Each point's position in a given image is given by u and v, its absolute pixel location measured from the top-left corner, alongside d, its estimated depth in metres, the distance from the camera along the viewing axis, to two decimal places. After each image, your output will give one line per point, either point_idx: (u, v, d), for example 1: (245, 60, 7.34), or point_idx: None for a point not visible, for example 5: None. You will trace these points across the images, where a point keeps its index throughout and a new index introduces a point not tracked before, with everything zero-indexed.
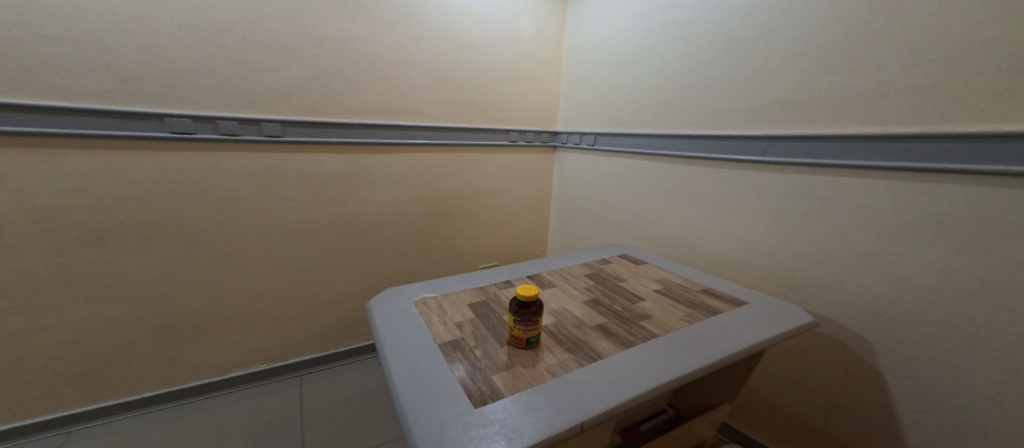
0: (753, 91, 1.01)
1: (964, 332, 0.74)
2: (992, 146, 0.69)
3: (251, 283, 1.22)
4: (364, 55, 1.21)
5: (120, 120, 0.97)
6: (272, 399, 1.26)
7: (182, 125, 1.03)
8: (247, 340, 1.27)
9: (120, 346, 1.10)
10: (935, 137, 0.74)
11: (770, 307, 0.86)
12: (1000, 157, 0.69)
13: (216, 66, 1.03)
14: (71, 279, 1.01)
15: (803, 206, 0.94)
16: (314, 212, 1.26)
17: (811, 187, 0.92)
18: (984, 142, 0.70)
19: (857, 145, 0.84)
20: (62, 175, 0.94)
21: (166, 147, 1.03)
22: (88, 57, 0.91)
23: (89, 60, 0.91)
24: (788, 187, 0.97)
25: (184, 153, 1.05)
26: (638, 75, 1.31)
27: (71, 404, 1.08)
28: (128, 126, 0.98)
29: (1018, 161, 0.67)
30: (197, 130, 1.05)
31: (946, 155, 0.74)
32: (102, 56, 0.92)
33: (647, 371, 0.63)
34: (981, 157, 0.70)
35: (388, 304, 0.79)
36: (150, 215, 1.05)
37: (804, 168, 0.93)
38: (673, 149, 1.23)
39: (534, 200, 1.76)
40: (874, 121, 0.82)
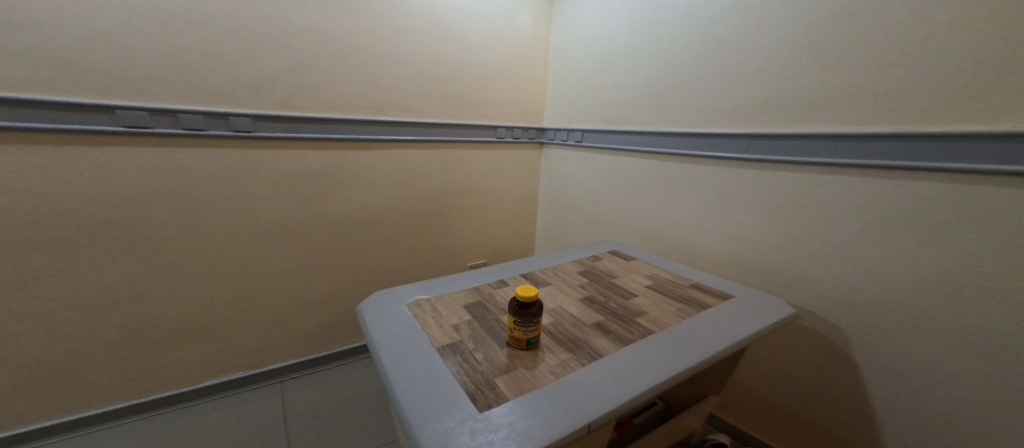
0: (743, 90, 1.03)
1: (930, 320, 0.79)
2: (974, 146, 0.72)
3: (220, 288, 1.15)
4: (345, 49, 1.16)
5: (66, 112, 0.88)
6: (253, 405, 1.21)
7: (136, 118, 0.94)
8: (219, 347, 1.20)
9: (73, 358, 1.01)
10: (902, 137, 0.79)
11: (756, 300, 0.88)
12: (983, 156, 0.71)
13: (180, 55, 0.96)
14: (11, 289, 0.91)
15: (785, 202, 0.98)
16: (292, 210, 1.20)
17: (791, 183, 0.96)
18: (966, 142, 0.73)
19: (833, 143, 0.89)
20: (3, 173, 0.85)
21: (120, 141, 0.94)
22: (27, 43, 0.82)
23: (29, 46, 0.82)
24: (769, 183, 1.00)
25: (143, 148, 0.97)
26: (626, 73, 1.32)
27: (21, 421, 0.99)
28: (76, 118, 0.89)
29: (999, 160, 0.70)
30: (155, 124, 0.97)
31: (911, 152, 0.78)
32: (44, 42, 0.84)
33: (648, 369, 0.64)
34: (965, 156, 0.73)
35: (379, 307, 0.76)
36: (103, 215, 0.96)
37: (786, 166, 0.97)
38: (658, 146, 1.25)
39: (521, 196, 1.75)
40: (853, 120, 0.85)
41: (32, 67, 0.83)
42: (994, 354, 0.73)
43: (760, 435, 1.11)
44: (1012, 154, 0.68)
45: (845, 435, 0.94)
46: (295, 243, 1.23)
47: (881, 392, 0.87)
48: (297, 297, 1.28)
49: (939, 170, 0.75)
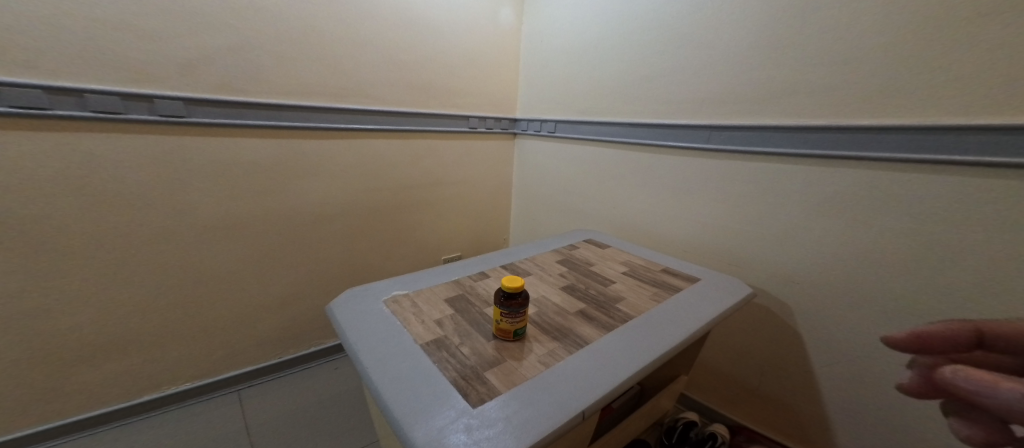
0: (705, 85, 1.07)
1: (868, 293, 0.88)
2: (920, 136, 0.78)
3: (154, 293, 1.02)
4: (299, 29, 1.07)
5: None
6: (205, 418, 1.11)
7: (30, 98, 0.80)
8: (160, 358, 1.07)
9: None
10: (843, 129, 0.86)
11: (720, 282, 0.93)
12: (928, 146, 0.77)
13: (96, 28, 0.83)
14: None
15: (744, 189, 1.04)
16: (240, 204, 1.10)
17: (750, 171, 1.02)
18: (913, 133, 0.79)
19: (785, 133, 0.95)
20: None
21: (11, 125, 0.80)
22: None
23: None
24: (730, 172, 1.06)
25: (44, 134, 0.83)
26: (596, 64, 1.33)
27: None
28: None
29: (937, 150, 0.77)
30: (54, 105, 0.83)
31: (850, 143, 0.86)
32: None
33: (633, 354, 0.66)
34: (912, 146, 0.79)
35: (352, 305, 0.71)
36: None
37: (744, 155, 1.02)
38: (628, 137, 1.27)
39: (493, 187, 1.73)
40: (802, 114, 0.92)
41: None
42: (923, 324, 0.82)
43: (726, 411, 1.19)
44: (941, 143, 0.76)
45: (799, 403, 1.03)
46: (247, 240, 1.13)
47: (827, 361, 0.96)
48: (252, 298, 1.18)
49: (875, 159, 0.83)
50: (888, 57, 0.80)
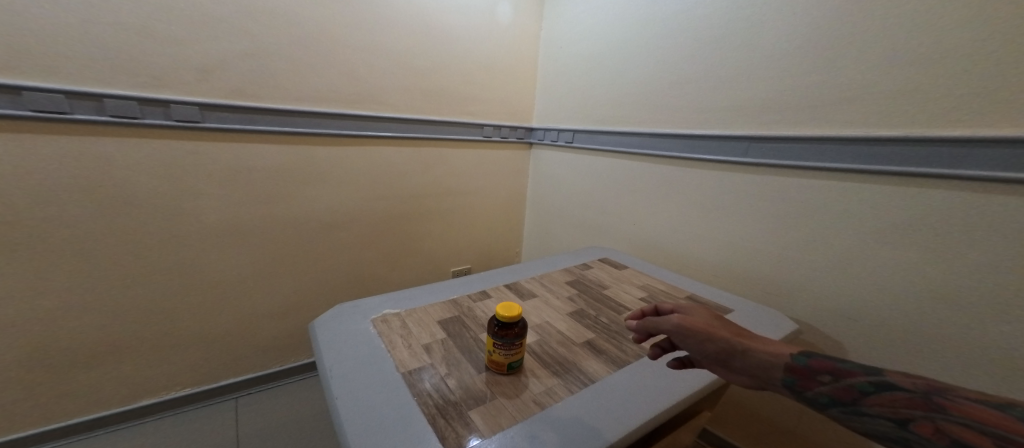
0: (738, 92, 0.97)
1: (939, 339, 0.72)
2: (1011, 151, 0.63)
3: (159, 297, 1.02)
4: (312, 35, 1.06)
5: None
6: (200, 426, 1.08)
7: (51, 103, 0.82)
8: (161, 362, 1.06)
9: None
10: (913, 141, 0.72)
11: (753, 315, 0.81)
12: (1021, 164, 0.63)
13: (113, 34, 0.84)
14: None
15: (782, 209, 0.92)
16: (247, 210, 1.09)
17: (791, 189, 0.90)
18: (1001, 148, 0.64)
19: (837, 146, 0.82)
20: None
21: (27, 129, 0.81)
22: None
23: None
24: (766, 188, 0.94)
25: (60, 137, 0.84)
26: (618, 70, 1.25)
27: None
28: None
29: None
30: (73, 109, 0.84)
31: (918, 159, 0.72)
32: None
33: (647, 398, 0.56)
34: (999, 164, 0.65)
35: (338, 323, 0.66)
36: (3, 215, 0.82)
37: (783, 171, 0.91)
38: (650, 147, 1.18)
39: (507, 198, 1.66)
40: (857, 123, 0.79)
41: None
42: (1007, 382, 0.66)
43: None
44: None
45: None
46: (251, 247, 1.11)
47: None
48: (254, 306, 1.16)
49: (954, 177, 0.68)
50: (976, 56, 0.66)
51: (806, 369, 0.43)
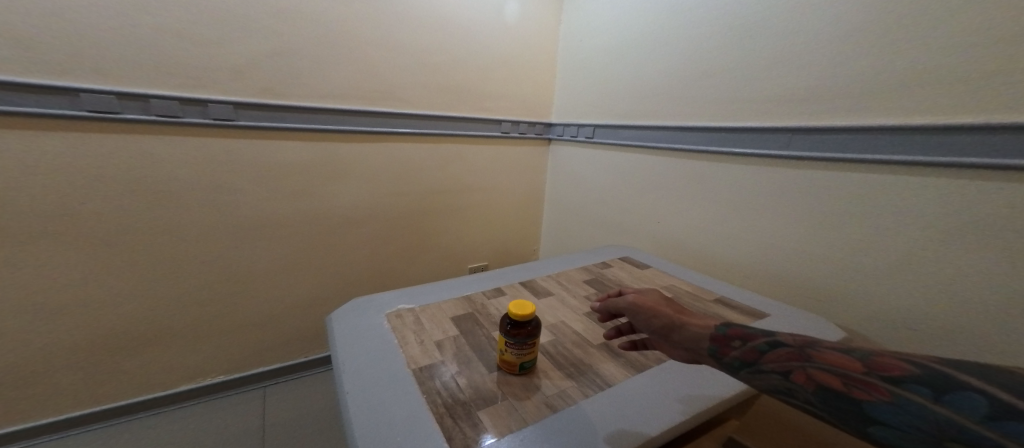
0: (769, 82, 0.90)
1: (1009, 355, 0.63)
2: None
3: (195, 288, 1.07)
4: (334, 33, 1.07)
5: (29, 96, 0.81)
6: (228, 413, 1.12)
7: (103, 103, 0.87)
8: (195, 350, 1.11)
9: (15, 363, 0.91)
10: (990, 128, 0.63)
11: (788, 320, 0.76)
12: None
13: (151, 36, 0.88)
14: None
15: (824, 206, 0.83)
16: (275, 206, 1.12)
17: (835, 185, 0.81)
18: None
19: (893, 136, 0.73)
20: None
21: (80, 127, 0.86)
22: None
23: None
24: (804, 184, 0.86)
25: (107, 135, 0.89)
26: (640, 62, 1.20)
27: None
28: (38, 103, 0.82)
29: None
30: (123, 110, 0.89)
31: (993, 149, 0.63)
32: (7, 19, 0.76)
33: (667, 406, 0.53)
34: None
35: (352, 317, 0.67)
36: (57, 208, 0.87)
37: (825, 164, 0.82)
38: (674, 142, 1.13)
39: (525, 195, 1.64)
40: (917, 111, 0.70)
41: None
42: None
43: None
44: None
45: None
46: (278, 241, 1.15)
47: None
48: (280, 298, 1.20)
49: None
50: None
51: (724, 337, 0.46)
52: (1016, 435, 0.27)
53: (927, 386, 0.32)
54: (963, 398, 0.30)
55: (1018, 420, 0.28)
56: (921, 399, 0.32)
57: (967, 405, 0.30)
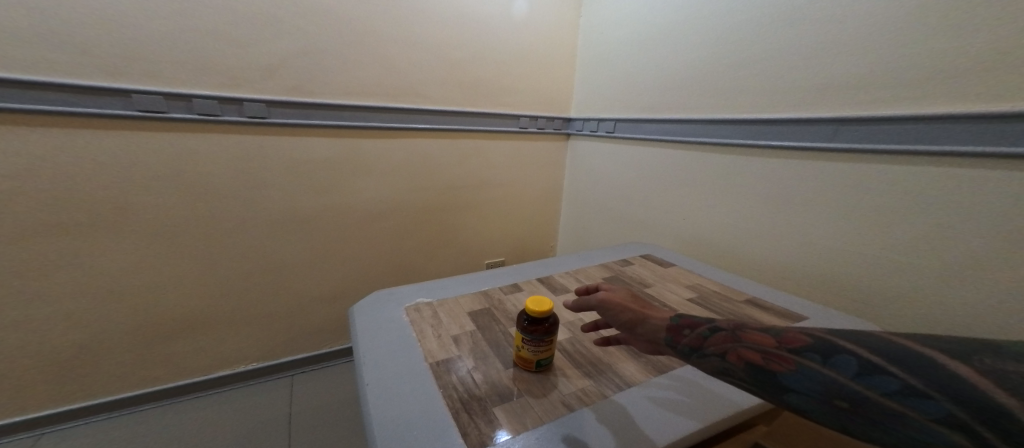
0: (801, 72, 0.84)
1: None
2: None
3: (230, 279, 1.11)
4: (356, 30, 1.08)
5: (84, 96, 0.85)
6: (259, 400, 1.17)
7: (151, 103, 0.91)
8: (229, 338, 1.16)
9: (68, 348, 0.97)
10: None
11: (824, 323, 0.71)
12: None
13: (187, 37, 0.91)
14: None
15: (863, 203, 0.77)
16: (301, 201, 1.15)
17: (878, 178, 0.74)
18: None
19: (947, 126, 0.66)
20: (25, 157, 0.83)
21: (129, 126, 0.91)
22: (44, 22, 0.79)
23: (45, 26, 0.79)
24: (841, 180, 0.79)
25: (153, 133, 0.93)
26: (664, 53, 1.16)
27: (19, 411, 0.96)
28: (92, 103, 0.86)
29: None
30: (169, 109, 0.94)
31: None
32: (63, 22, 0.80)
33: (690, 409, 0.51)
34: None
35: (373, 310, 0.68)
36: (108, 201, 0.93)
37: (866, 155, 0.75)
38: (697, 136, 1.08)
39: (543, 190, 1.63)
40: (973, 97, 0.63)
41: (53, 50, 0.81)
42: None
43: None
44: None
45: None
46: (304, 235, 1.18)
47: None
48: (306, 290, 1.24)
49: None
50: None
51: (676, 327, 0.48)
52: (889, 392, 0.32)
53: (819, 354, 0.36)
54: (843, 360, 0.35)
55: (884, 375, 0.32)
56: (820, 368, 0.35)
57: (850, 367, 0.34)
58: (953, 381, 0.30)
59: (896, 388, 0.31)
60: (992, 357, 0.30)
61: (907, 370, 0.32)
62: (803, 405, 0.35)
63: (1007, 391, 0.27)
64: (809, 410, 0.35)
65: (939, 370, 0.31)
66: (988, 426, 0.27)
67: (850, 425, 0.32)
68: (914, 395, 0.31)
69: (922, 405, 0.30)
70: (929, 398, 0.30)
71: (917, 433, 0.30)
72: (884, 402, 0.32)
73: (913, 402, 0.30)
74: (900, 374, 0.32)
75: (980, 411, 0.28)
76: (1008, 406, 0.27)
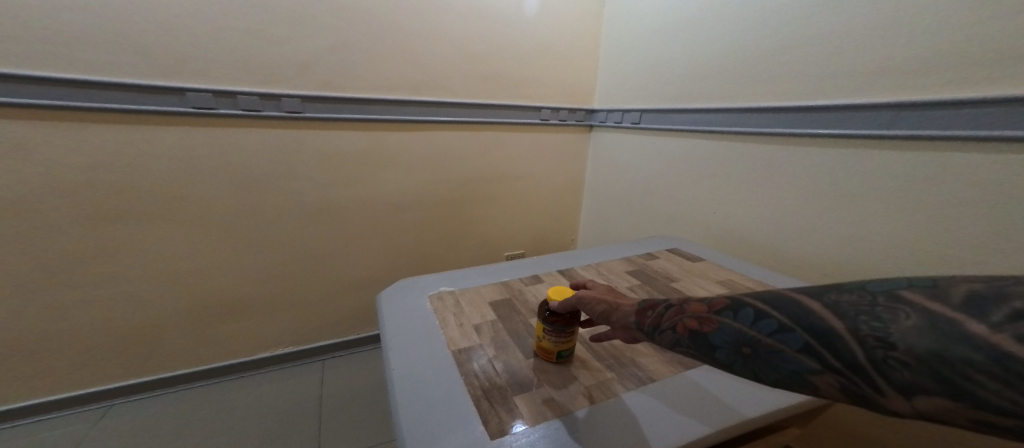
0: (844, 56, 0.79)
1: None
2: None
3: (267, 267, 1.17)
4: (382, 25, 1.10)
5: (140, 94, 0.91)
6: (293, 382, 1.23)
7: (203, 100, 0.97)
8: (265, 323, 1.23)
9: (127, 328, 1.05)
10: None
11: None
12: None
13: (230, 36, 0.95)
14: (69, 260, 0.95)
15: (920, 195, 0.70)
16: (332, 192, 1.19)
17: (940, 167, 0.68)
18: None
19: None
20: (90, 151, 0.90)
21: (181, 121, 0.96)
22: (108, 26, 0.85)
23: (108, 29, 0.85)
24: (896, 169, 0.73)
25: (203, 128, 0.99)
26: (693, 40, 1.11)
27: (85, 384, 1.05)
28: (149, 100, 0.92)
29: None
30: (218, 105, 0.99)
31: None
32: (122, 25, 0.86)
33: (716, 408, 0.49)
34: None
35: (397, 297, 0.69)
36: (163, 192, 0.99)
37: (925, 142, 0.69)
38: (728, 125, 1.04)
39: (565, 183, 1.61)
40: None
41: (115, 52, 0.87)
42: None
43: None
44: None
45: None
46: (334, 225, 1.22)
47: None
48: (336, 279, 1.29)
49: None
50: None
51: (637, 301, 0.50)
52: (769, 331, 0.35)
53: (726, 309, 0.39)
54: (740, 310, 0.38)
55: (766, 317, 0.36)
56: (729, 322, 0.38)
57: (745, 316, 0.37)
58: (810, 316, 0.34)
59: (774, 327, 0.35)
60: (837, 291, 0.34)
61: (777, 309, 0.36)
62: (718, 357, 0.38)
63: (842, 317, 0.32)
64: (722, 361, 0.38)
65: (798, 306, 0.35)
66: (831, 348, 0.32)
67: (749, 368, 0.36)
68: (785, 330, 0.34)
69: (789, 339, 0.34)
70: (793, 332, 0.34)
71: (790, 365, 0.33)
72: (766, 341, 0.35)
73: (784, 337, 0.34)
74: (773, 314, 0.36)
75: (824, 336, 0.32)
76: (842, 330, 0.32)
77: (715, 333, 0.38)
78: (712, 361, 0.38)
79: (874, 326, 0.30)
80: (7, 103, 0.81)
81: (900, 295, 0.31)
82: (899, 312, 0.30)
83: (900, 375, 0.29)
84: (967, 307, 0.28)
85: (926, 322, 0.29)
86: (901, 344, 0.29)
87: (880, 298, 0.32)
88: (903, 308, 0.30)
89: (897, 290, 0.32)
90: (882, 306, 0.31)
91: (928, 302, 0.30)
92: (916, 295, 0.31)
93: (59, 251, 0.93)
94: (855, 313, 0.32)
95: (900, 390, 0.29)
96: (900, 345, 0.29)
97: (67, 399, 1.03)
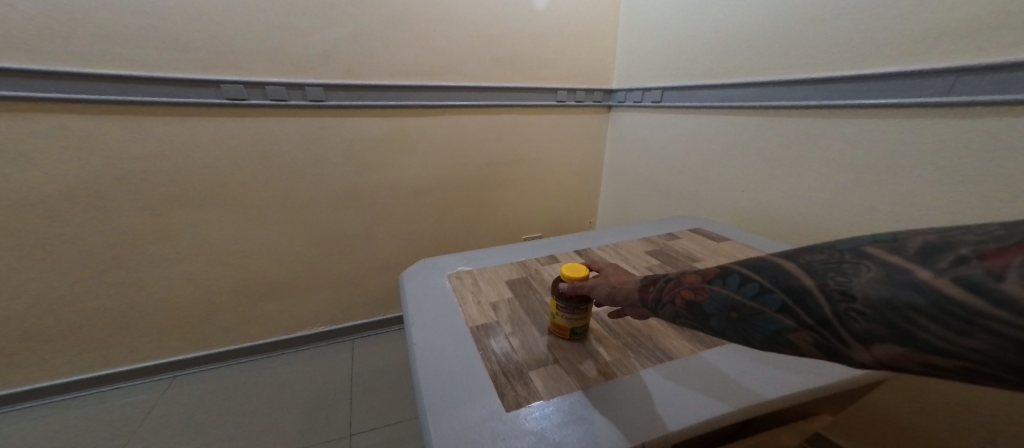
0: (883, 24, 0.73)
1: None
2: None
3: (298, 250, 1.23)
4: (398, 12, 1.10)
5: (179, 88, 0.96)
6: (328, 359, 1.30)
7: (236, 91, 1.01)
8: (299, 304, 1.30)
9: (179, 307, 1.14)
10: None
11: None
12: None
13: (257, 28, 0.98)
14: (128, 244, 1.03)
15: (979, 167, 0.65)
16: (356, 179, 1.23)
17: (1009, 133, 0.62)
18: None
19: None
20: (139, 143, 0.96)
21: (217, 113, 1.01)
22: (148, 23, 0.89)
23: (149, 26, 0.89)
24: (949, 141, 0.68)
25: (237, 119, 1.04)
26: (718, 14, 1.06)
27: (149, 357, 1.15)
28: (187, 93, 0.97)
29: None
30: (249, 96, 1.03)
31: None
32: (160, 21, 0.90)
33: (735, 388, 0.49)
34: None
35: (418, 276, 0.72)
36: (204, 181, 1.05)
37: (990, 108, 0.63)
38: (755, 101, 0.99)
39: (583, 165, 1.60)
40: None
41: (155, 48, 0.91)
42: None
43: None
44: None
45: None
46: (358, 210, 1.26)
47: None
48: (362, 263, 1.34)
49: None
50: None
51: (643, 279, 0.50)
52: (751, 294, 0.36)
53: (717, 277, 0.39)
54: (729, 277, 0.38)
55: (749, 281, 0.37)
56: (719, 288, 0.38)
57: (733, 282, 0.38)
58: (786, 277, 0.34)
59: (756, 290, 0.36)
60: (812, 252, 0.35)
61: (758, 273, 0.36)
62: (711, 325, 0.38)
63: (812, 275, 0.33)
64: (714, 328, 0.38)
65: (776, 268, 0.36)
66: (803, 305, 0.32)
67: (738, 331, 0.36)
68: (765, 292, 0.35)
69: (769, 300, 0.34)
70: (772, 293, 0.34)
71: (770, 325, 0.34)
72: (750, 304, 0.36)
73: (765, 299, 0.35)
74: (756, 278, 0.36)
75: (798, 295, 0.33)
76: (812, 287, 0.33)
77: (708, 301, 0.39)
78: (706, 329, 0.39)
79: (838, 280, 0.31)
80: (65, 100, 0.87)
81: (864, 250, 0.32)
82: (862, 266, 0.31)
83: (858, 326, 0.30)
84: (918, 257, 0.29)
85: (884, 274, 0.30)
86: (859, 296, 0.30)
87: (847, 256, 0.32)
88: (865, 263, 0.31)
89: (862, 246, 0.32)
90: (846, 262, 0.32)
91: (887, 255, 0.31)
92: (877, 249, 0.31)
93: (119, 236, 1.01)
94: (824, 270, 0.32)
95: (860, 340, 0.30)
96: (859, 296, 0.30)
97: (133, 371, 1.14)
